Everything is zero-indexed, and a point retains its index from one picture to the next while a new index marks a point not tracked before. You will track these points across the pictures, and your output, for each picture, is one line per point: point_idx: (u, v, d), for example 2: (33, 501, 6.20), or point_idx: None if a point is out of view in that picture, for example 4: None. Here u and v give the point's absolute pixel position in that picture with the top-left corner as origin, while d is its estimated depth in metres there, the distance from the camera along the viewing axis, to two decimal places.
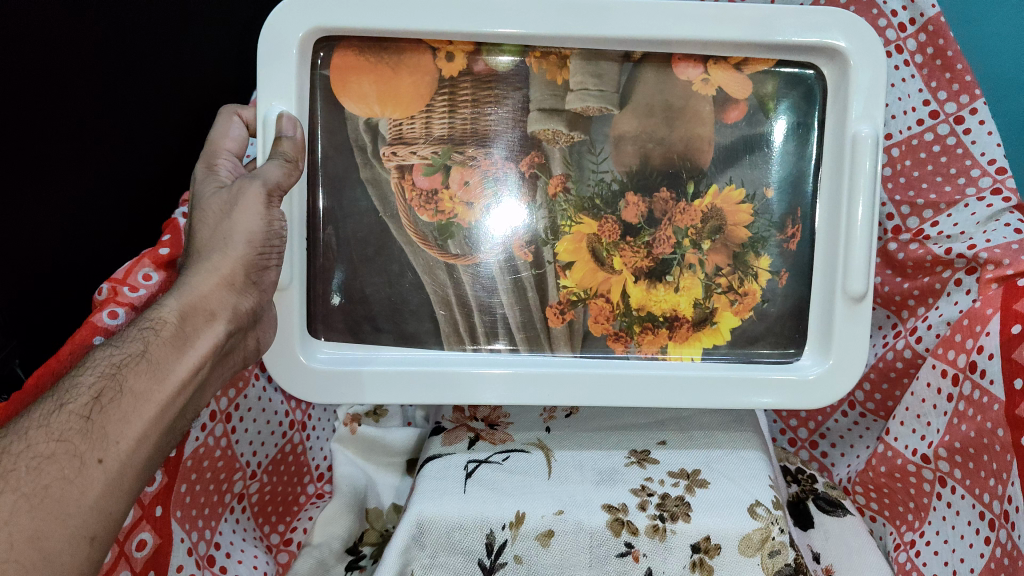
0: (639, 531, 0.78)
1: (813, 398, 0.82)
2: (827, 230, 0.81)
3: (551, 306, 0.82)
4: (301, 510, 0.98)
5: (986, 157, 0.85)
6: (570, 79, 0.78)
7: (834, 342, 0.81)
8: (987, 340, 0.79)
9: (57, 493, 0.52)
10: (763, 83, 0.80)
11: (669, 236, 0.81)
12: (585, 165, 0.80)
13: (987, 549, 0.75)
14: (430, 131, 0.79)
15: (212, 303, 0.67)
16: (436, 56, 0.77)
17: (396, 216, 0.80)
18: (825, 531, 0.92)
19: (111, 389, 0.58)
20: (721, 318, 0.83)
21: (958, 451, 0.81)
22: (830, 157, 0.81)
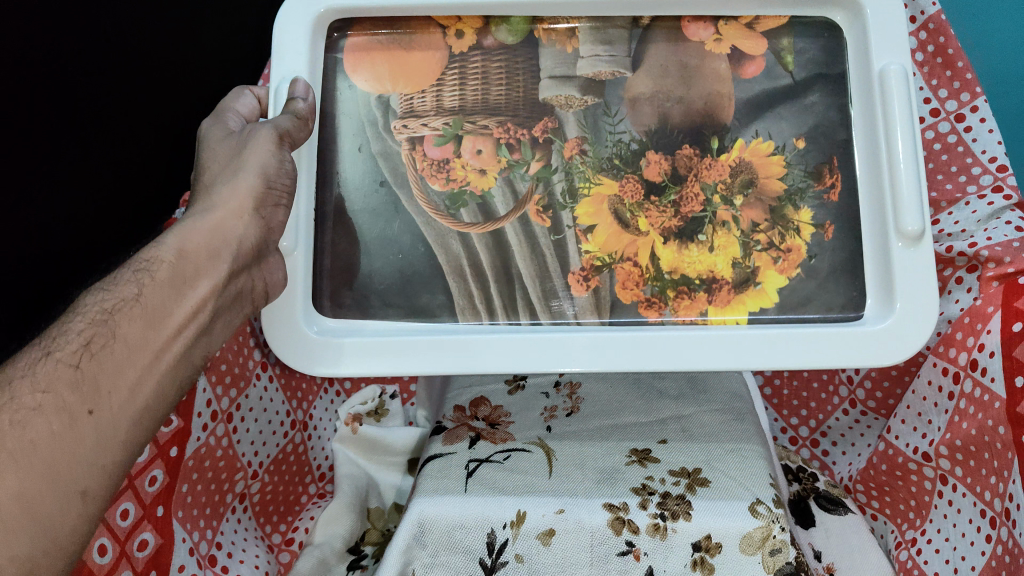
0: (639, 530, 0.78)
1: (882, 357, 0.71)
2: (869, 177, 0.76)
3: (573, 273, 0.77)
4: (302, 509, 0.98)
5: (986, 155, 0.85)
6: (581, 47, 0.79)
7: (897, 289, 0.72)
8: (988, 338, 0.79)
9: (45, 448, 0.52)
10: (779, 41, 0.80)
11: (697, 195, 0.78)
12: (600, 128, 0.79)
13: (988, 547, 0.75)
14: (441, 104, 0.79)
15: (206, 242, 0.66)
16: (447, 33, 0.80)
17: (407, 185, 0.79)
18: (825, 529, 0.92)
19: (101, 337, 0.58)
20: (766, 278, 0.76)
21: (959, 448, 0.81)
22: (860, 102, 0.77)
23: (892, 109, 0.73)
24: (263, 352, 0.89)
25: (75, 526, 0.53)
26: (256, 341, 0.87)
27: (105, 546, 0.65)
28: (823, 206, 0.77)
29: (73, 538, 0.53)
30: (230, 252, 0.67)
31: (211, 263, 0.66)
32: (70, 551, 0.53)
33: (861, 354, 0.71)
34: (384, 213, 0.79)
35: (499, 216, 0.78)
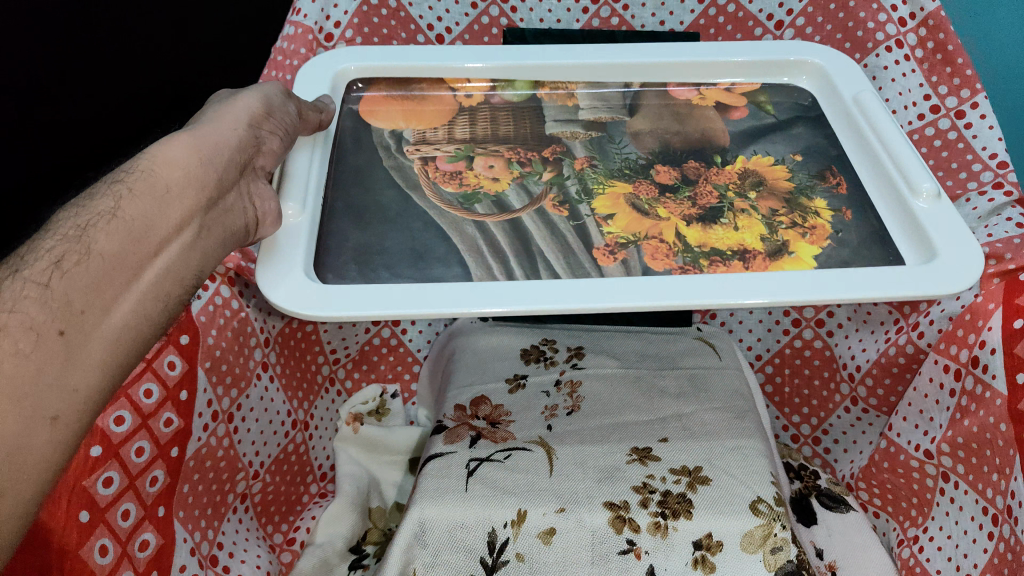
0: (640, 529, 0.78)
1: (950, 282, 0.65)
2: (870, 171, 0.79)
3: (597, 248, 0.74)
4: (304, 509, 0.98)
5: (987, 152, 0.85)
6: (580, 103, 0.90)
7: (928, 228, 0.69)
8: (989, 335, 0.77)
9: (9, 369, 0.44)
10: (756, 97, 0.91)
11: (711, 192, 0.80)
12: (606, 151, 0.84)
13: (991, 544, 0.75)
14: (453, 135, 0.86)
15: (193, 154, 0.60)
16: (456, 95, 0.90)
17: (420, 187, 0.80)
18: (828, 527, 0.92)
19: (75, 253, 0.50)
20: (800, 247, 0.73)
21: (961, 446, 0.81)
22: (844, 132, 0.84)
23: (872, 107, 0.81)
24: (264, 353, 0.87)
25: (45, 454, 0.46)
26: (255, 342, 0.84)
27: (106, 547, 0.65)
28: (835, 197, 0.78)
29: (41, 470, 0.46)
30: (219, 166, 0.61)
31: (200, 173, 0.59)
32: (37, 482, 0.45)
33: (932, 283, 0.65)
34: (396, 208, 0.78)
35: (514, 209, 0.78)
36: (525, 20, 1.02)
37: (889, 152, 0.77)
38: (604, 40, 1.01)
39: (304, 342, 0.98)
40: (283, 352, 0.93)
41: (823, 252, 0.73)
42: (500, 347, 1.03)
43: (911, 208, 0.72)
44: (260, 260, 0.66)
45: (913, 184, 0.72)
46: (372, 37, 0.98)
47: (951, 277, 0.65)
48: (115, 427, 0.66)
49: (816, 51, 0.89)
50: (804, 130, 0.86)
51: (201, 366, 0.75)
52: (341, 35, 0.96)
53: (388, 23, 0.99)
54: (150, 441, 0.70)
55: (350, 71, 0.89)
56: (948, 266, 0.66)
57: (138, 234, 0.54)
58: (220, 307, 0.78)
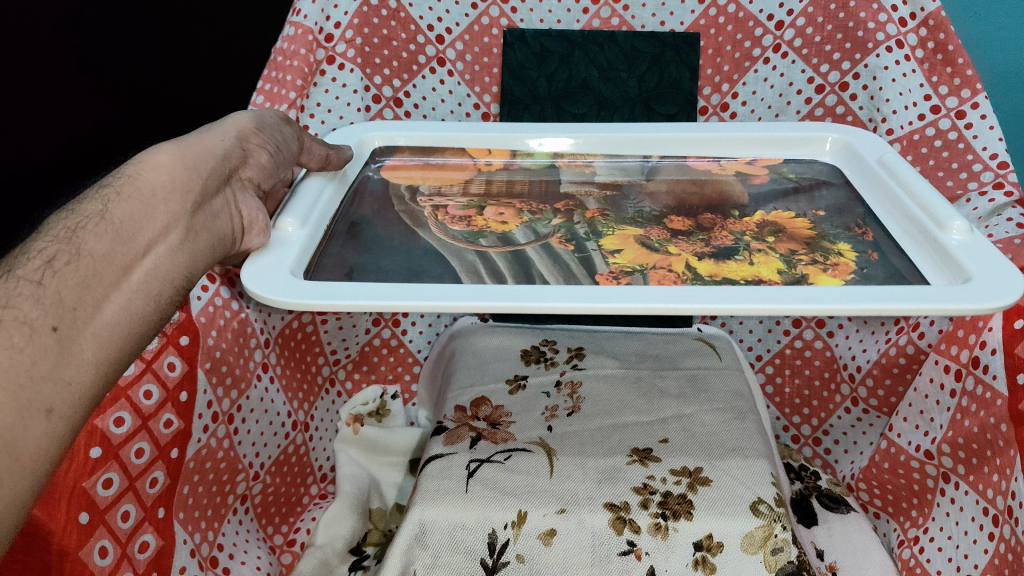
0: (640, 530, 0.78)
1: (994, 295, 0.59)
2: (897, 221, 0.76)
3: (601, 274, 0.71)
4: (305, 510, 0.98)
5: (988, 152, 0.87)
6: (597, 172, 0.92)
7: (964, 257, 0.64)
8: (990, 335, 0.76)
9: (7, 360, 0.44)
10: (777, 169, 0.91)
11: (727, 236, 0.77)
12: (620, 206, 0.85)
13: (991, 545, 0.75)
14: (467, 192, 0.88)
15: (179, 162, 0.61)
16: (476, 164, 0.94)
17: (426, 226, 0.79)
18: (829, 528, 0.92)
19: (66, 253, 0.51)
20: (819, 279, 0.69)
21: (962, 446, 0.80)
22: (869, 193, 0.83)
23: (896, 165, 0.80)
24: (264, 353, 0.88)
25: (40, 446, 0.44)
26: (254, 341, 0.85)
27: (106, 548, 0.65)
28: (862, 242, 0.75)
29: (37, 462, 0.44)
30: (202, 175, 0.63)
31: (186, 181, 0.61)
32: (37, 474, 0.43)
33: (953, 293, 0.59)
34: (400, 237, 0.77)
35: (519, 242, 0.77)
36: (525, 20, 1.01)
37: (919, 199, 0.74)
38: (605, 41, 1.01)
39: (304, 342, 0.98)
40: (284, 352, 0.93)
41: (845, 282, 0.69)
42: (502, 347, 1.03)
43: (946, 242, 0.67)
44: (258, 251, 0.66)
45: (943, 220, 0.68)
46: (373, 39, 0.99)
47: (987, 293, 0.59)
48: (115, 428, 0.66)
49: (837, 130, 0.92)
50: (829, 192, 0.85)
51: (201, 367, 0.75)
52: (341, 36, 0.97)
53: (387, 24, 0.99)
54: (150, 442, 0.70)
55: (377, 140, 0.95)
56: (991, 284, 0.60)
57: (126, 237, 0.55)
58: (220, 308, 0.78)
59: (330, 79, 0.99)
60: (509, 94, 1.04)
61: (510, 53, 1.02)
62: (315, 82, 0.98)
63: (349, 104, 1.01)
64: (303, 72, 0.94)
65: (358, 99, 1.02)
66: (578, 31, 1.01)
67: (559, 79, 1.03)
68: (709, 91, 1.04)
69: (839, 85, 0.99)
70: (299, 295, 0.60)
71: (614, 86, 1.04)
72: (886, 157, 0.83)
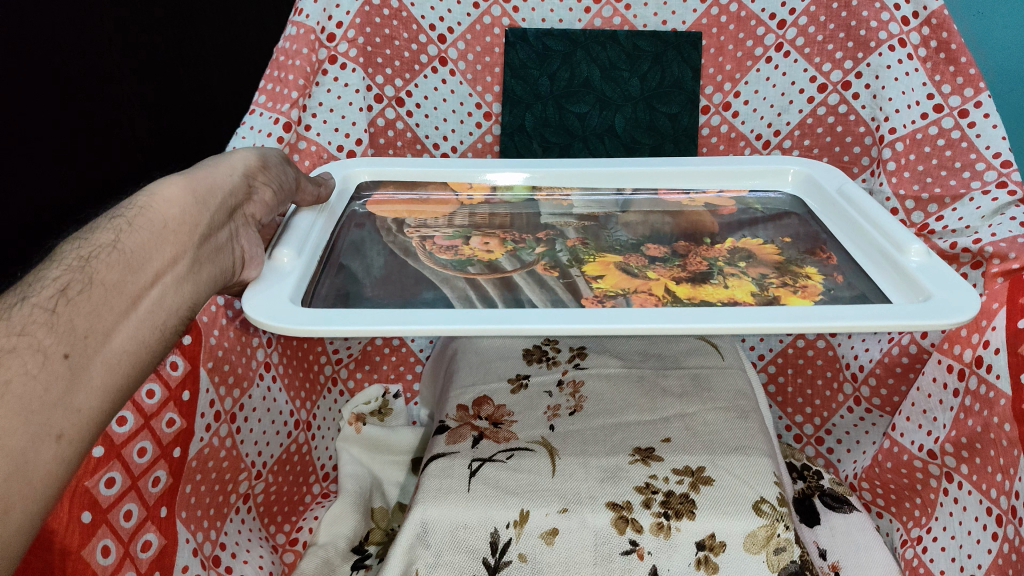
0: (643, 529, 0.78)
1: (952, 312, 0.60)
2: (860, 246, 0.77)
3: (587, 298, 0.71)
4: (307, 509, 0.98)
5: (991, 151, 0.86)
6: (575, 204, 0.92)
7: (920, 278, 0.65)
8: (993, 335, 0.76)
9: (19, 389, 0.43)
10: (745, 200, 0.92)
11: (701, 262, 0.78)
12: (599, 235, 0.85)
13: (994, 545, 0.75)
14: (452, 222, 0.88)
15: (189, 194, 0.62)
16: (460, 195, 0.94)
17: (414, 255, 0.79)
18: (831, 528, 0.92)
19: (79, 282, 0.50)
20: (791, 301, 0.70)
21: (964, 446, 0.80)
22: (829, 222, 0.84)
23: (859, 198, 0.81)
24: (265, 353, 0.88)
25: (50, 470, 0.44)
26: (257, 341, 0.86)
27: (108, 547, 0.65)
28: (827, 266, 0.76)
29: (46, 487, 0.43)
30: (209, 208, 0.63)
31: (194, 213, 0.61)
32: (43, 499, 0.43)
33: (923, 315, 0.60)
34: (393, 267, 0.77)
35: (506, 270, 0.77)
36: (527, 21, 1.01)
37: (881, 223, 0.75)
38: (606, 40, 1.02)
39: (306, 342, 0.98)
40: (287, 351, 0.94)
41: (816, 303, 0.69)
42: (503, 347, 1.04)
43: (905, 264, 0.68)
44: (251, 289, 0.64)
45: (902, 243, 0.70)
46: (375, 38, 0.99)
47: (943, 311, 0.60)
48: (117, 428, 0.66)
49: (798, 162, 0.94)
50: (794, 221, 0.86)
51: (202, 367, 0.75)
52: (344, 36, 0.96)
53: (389, 24, 0.98)
54: (152, 441, 0.70)
55: (361, 175, 0.95)
56: (947, 302, 0.61)
57: (137, 266, 0.55)
58: (222, 308, 0.79)
59: (332, 79, 0.98)
60: (511, 94, 1.04)
61: (511, 52, 1.02)
62: (316, 82, 0.98)
63: (352, 104, 1.00)
64: (306, 71, 0.94)
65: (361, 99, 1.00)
66: (578, 30, 1.02)
67: (561, 79, 1.04)
68: (711, 90, 1.05)
69: (842, 85, 0.98)
70: (307, 324, 0.59)
71: (616, 86, 1.04)
72: (846, 189, 0.85)
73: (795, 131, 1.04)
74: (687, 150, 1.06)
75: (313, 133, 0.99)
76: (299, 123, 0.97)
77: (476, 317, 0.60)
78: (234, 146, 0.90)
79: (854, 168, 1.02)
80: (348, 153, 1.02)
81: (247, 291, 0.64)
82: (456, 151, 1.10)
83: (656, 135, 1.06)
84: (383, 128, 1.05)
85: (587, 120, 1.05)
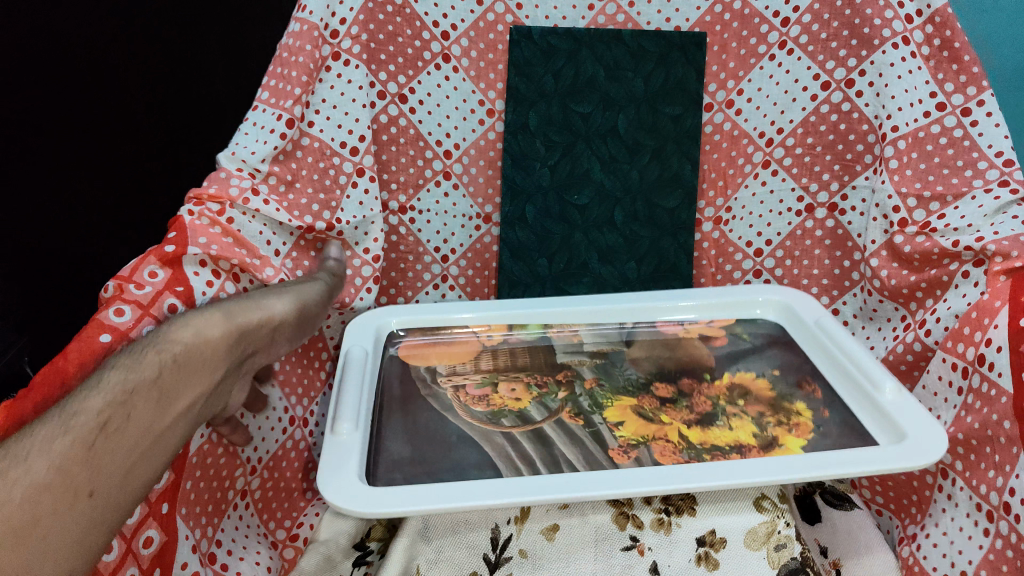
0: (644, 525, 0.78)
1: (927, 453, 0.70)
2: (831, 371, 0.88)
3: (613, 450, 0.77)
4: (307, 505, 0.96)
5: (993, 149, 0.87)
6: (585, 341, 0.97)
7: (912, 449, 0.71)
8: (996, 332, 0.77)
9: (44, 529, 0.49)
10: (733, 329, 0.99)
11: (705, 401, 0.84)
12: (611, 374, 0.90)
13: (987, 541, 0.75)
14: (479, 366, 0.92)
15: (222, 333, 0.66)
16: (481, 340, 0.97)
17: (454, 411, 0.84)
18: (833, 526, 0.92)
19: (117, 419, 0.55)
20: (788, 441, 0.78)
21: (961, 442, 0.79)
22: (819, 360, 0.91)
23: (830, 336, 0.91)
24: None
25: (77, 561, 0.51)
26: None
27: (111, 543, 0.64)
28: (823, 420, 0.81)
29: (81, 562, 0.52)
30: (241, 339, 0.68)
31: (225, 352, 0.66)
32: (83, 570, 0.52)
33: (908, 458, 0.70)
34: (435, 429, 0.81)
35: (537, 420, 0.82)
36: (531, 19, 1.03)
37: (852, 359, 0.86)
38: (611, 39, 1.03)
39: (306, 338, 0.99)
40: None
41: (809, 441, 0.78)
42: None
43: (882, 402, 0.78)
44: (324, 464, 0.71)
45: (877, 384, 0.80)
46: (378, 35, 0.99)
47: (928, 445, 0.71)
48: None
49: (772, 292, 1.02)
50: (776, 352, 0.94)
51: None
52: (346, 33, 0.96)
53: (392, 21, 0.99)
54: None
55: (392, 326, 0.99)
56: (923, 442, 0.72)
57: (175, 394, 0.60)
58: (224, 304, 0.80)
59: (335, 76, 0.97)
60: (515, 92, 1.05)
61: (516, 50, 1.03)
62: (320, 78, 0.96)
63: (356, 100, 0.98)
64: (309, 68, 0.93)
65: (363, 95, 0.99)
66: (583, 30, 1.03)
67: (565, 77, 1.04)
68: (714, 88, 1.06)
69: (845, 82, 0.98)
70: (401, 505, 0.66)
71: (620, 85, 1.05)
72: (823, 323, 0.93)
73: (798, 129, 1.03)
74: (689, 150, 1.07)
75: (317, 129, 0.97)
76: (302, 119, 0.95)
77: (553, 486, 0.68)
78: (236, 141, 0.91)
79: (857, 166, 1.01)
80: (351, 150, 0.99)
81: (321, 490, 0.67)
82: (459, 149, 1.08)
83: (658, 136, 1.07)
84: (386, 125, 1.04)
85: (591, 120, 1.06)
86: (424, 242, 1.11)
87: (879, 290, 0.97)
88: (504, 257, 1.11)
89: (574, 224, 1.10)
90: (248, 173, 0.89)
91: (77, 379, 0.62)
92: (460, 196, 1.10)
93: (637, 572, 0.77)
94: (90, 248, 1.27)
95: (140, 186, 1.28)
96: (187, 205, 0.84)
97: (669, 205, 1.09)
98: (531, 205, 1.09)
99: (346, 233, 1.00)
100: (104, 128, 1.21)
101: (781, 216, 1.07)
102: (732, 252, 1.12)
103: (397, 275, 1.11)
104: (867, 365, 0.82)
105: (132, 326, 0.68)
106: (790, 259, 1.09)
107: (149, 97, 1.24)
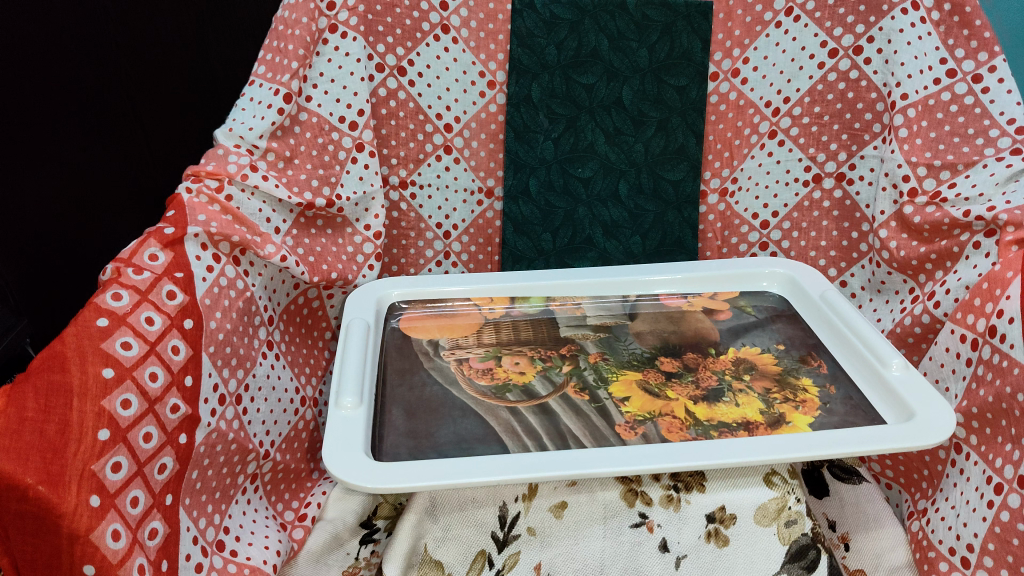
0: (652, 502, 0.77)
1: (931, 433, 0.69)
2: (838, 346, 0.87)
3: (619, 425, 0.76)
4: (314, 485, 0.93)
5: (1005, 117, 0.88)
6: (588, 313, 0.96)
7: (924, 424, 0.71)
8: (1008, 304, 0.76)
9: None
10: (737, 301, 0.98)
11: (710, 375, 0.84)
12: (615, 348, 0.89)
13: (990, 513, 0.74)
14: (481, 340, 0.91)
15: None
16: (483, 310, 0.96)
17: (457, 385, 0.82)
18: (840, 499, 0.91)
19: None
20: (795, 417, 0.77)
21: (975, 416, 0.78)
22: (826, 333, 0.90)
23: (838, 311, 0.90)
24: (268, 331, 0.87)
25: None
26: (258, 319, 0.85)
27: (119, 532, 0.59)
28: (829, 395, 0.80)
29: None
30: None
31: None
32: None
33: (915, 436, 0.69)
34: (439, 400, 0.80)
35: (543, 395, 0.81)
36: None
37: (857, 333, 0.85)
38: (615, 9, 1.02)
39: (309, 318, 0.99)
40: (289, 328, 0.93)
41: (817, 419, 0.77)
42: None
43: (888, 377, 0.78)
44: (328, 438, 0.70)
45: (884, 360, 0.79)
46: (376, 6, 0.97)
47: (931, 426, 0.71)
48: (122, 411, 0.62)
49: (777, 264, 1.01)
50: (784, 325, 0.93)
51: (205, 351, 0.73)
52: (344, 5, 0.94)
53: None
54: (157, 427, 0.65)
55: (392, 296, 0.98)
56: (928, 421, 0.71)
57: None
58: (225, 288, 0.79)
59: (332, 49, 0.95)
60: (518, 64, 1.03)
61: (518, 20, 1.02)
62: (316, 51, 0.95)
63: (354, 73, 0.96)
64: (306, 41, 0.91)
65: (362, 69, 0.97)
66: None
67: (568, 48, 1.03)
68: (720, 57, 1.04)
69: (853, 49, 0.97)
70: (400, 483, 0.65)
71: (624, 57, 1.03)
72: (828, 296, 0.93)
73: (805, 98, 1.01)
74: (696, 124, 1.06)
75: (314, 104, 0.95)
76: (299, 94, 0.93)
77: (558, 462, 0.67)
78: (233, 117, 0.89)
79: (865, 135, 1.00)
80: (350, 125, 0.97)
81: (327, 461, 0.66)
82: (459, 122, 1.06)
83: (663, 109, 1.05)
84: (385, 98, 1.02)
85: (595, 91, 1.04)
86: (425, 217, 1.09)
87: (887, 261, 0.96)
88: (506, 232, 1.10)
89: (578, 199, 1.08)
90: (246, 149, 0.88)
91: (74, 361, 0.61)
92: (461, 170, 1.08)
93: (647, 549, 0.77)
94: (91, 228, 1.26)
95: (135, 164, 1.29)
96: (186, 181, 0.83)
97: (674, 177, 1.08)
98: (534, 177, 1.07)
99: (346, 211, 0.99)
100: (97, 106, 1.20)
101: (788, 186, 1.05)
102: (737, 224, 1.10)
103: (398, 251, 1.10)
104: (878, 343, 0.81)
105: (130, 311, 0.67)
106: (796, 231, 1.06)
107: (179, 67, 1.26)
